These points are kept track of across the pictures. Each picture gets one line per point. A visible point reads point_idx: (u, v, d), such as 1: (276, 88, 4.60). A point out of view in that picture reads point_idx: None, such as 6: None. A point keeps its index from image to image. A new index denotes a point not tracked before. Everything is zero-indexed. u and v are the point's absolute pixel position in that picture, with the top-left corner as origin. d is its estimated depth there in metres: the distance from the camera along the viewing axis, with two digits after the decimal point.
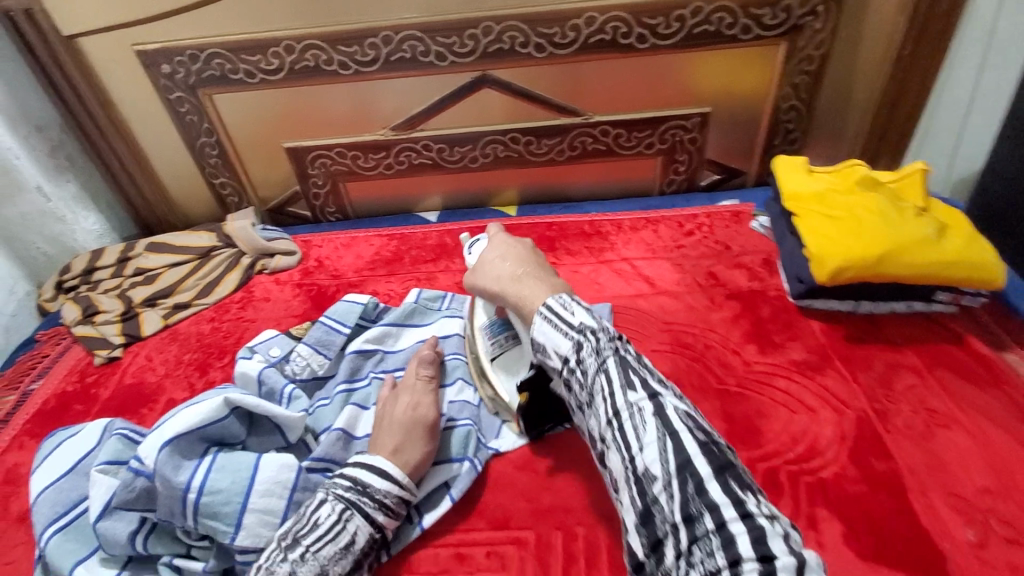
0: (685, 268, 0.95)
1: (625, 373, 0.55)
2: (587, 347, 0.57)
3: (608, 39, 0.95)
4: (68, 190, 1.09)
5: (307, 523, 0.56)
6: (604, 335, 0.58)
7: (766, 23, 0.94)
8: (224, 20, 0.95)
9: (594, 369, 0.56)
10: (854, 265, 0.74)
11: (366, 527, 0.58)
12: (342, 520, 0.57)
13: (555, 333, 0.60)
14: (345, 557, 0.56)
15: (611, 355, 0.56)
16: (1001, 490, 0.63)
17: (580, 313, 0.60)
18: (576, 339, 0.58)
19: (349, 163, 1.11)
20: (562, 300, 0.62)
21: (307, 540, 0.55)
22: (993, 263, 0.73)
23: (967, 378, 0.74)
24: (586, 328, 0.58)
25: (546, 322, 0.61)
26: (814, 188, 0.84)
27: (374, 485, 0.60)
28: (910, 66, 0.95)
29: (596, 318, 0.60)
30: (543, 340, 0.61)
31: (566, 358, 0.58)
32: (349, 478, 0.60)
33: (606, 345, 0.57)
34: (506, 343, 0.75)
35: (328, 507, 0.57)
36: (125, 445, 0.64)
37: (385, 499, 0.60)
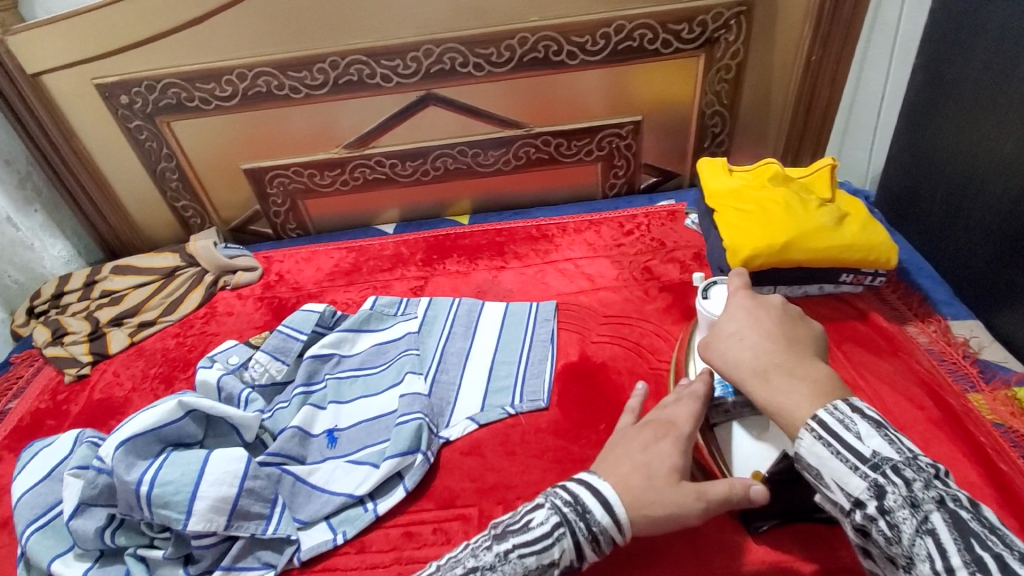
0: (623, 264, 1.02)
1: (963, 538, 0.40)
2: (894, 494, 0.43)
3: (541, 57, 1.03)
4: (36, 220, 1.13)
5: (518, 521, 0.53)
6: (915, 474, 0.43)
7: (684, 37, 1.02)
8: (178, 52, 1.01)
9: (909, 526, 0.42)
10: (763, 253, 0.81)
11: (570, 553, 0.52)
12: (552, 536, 0.51)
13: (836, 464, 0.46)
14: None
15: (935, 510, 0.42)
16: None
17: (873, 438, 0.45)
18: (873, 479, 0.44)
19: (306, 181, 1.17)
20: (840, 413, 0.47)
21: (513, 539, 0.52)
22: (885, 247, 0.82)
23: (870, 349, 0.82)
24: (885, 464, 0.44)
25: (820, 443, 0.46)
26: (731, 185, 0.91)
27: (593, 512, 0.52)
28: (818, 71, 1.05)
29: (896, 444, 0.45)
30: (817, 467, 0.47)
31: (858, 502, 0.45)
32: (570, 492, 0.53)
33: (924, 494, 0.42)
34: (738, 411, 0.62)
35: (544, 513, 0.53)
36: (93, 450, 0.69)
37: (599, 533, 0.52)
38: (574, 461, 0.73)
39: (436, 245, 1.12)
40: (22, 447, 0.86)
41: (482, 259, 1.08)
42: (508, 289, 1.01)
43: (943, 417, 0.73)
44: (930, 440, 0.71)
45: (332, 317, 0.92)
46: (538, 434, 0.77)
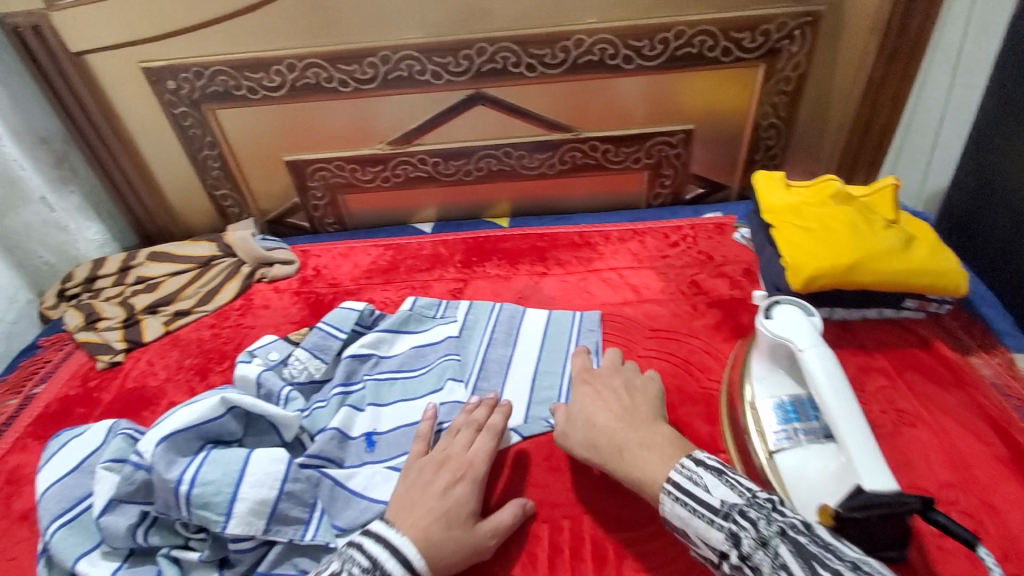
0: (669, 277, 0.99)
1: (809, 564, 0.43)
2: (747, 537, 0.47)
3: (596, 60, 1.00)
4: (71, 201, 1.13)
5: None
6: (759, 513, 0.48)
7: (746, 46, 0.99)
8: (229, 39, 0.99)
9: (766, 563, 0.45)
10: (826, 273, 0.78)
11: None
12: None
13: (696, 521, 0.51)
14: None
15: (781, 543, 0.45)
16: (960, 483, 0.67)
17: (718, 489, 0.52)
18: (727, 528, 0.49)
19: (347, 175, 1.15)
20: (688, 471, 0.54)
21: None
22: (954, 273, 0.78)
23: (933, 380, 0.78)
24: (733, 510, 0.50)
25: (679, 504, 0.53)
26: (789, 201, 0.88)
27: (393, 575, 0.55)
28: (881, 87, 1.01)
29: (738, 489, 0.51)
30: (685, 528, 0.52)
31: (724, 552, 0.49)
32: (368, 558, 0.55)
33: (769, 532, 0.46)
34: (797, 439, 0.64)
35: None
36: (127, 444, 0.67)
37: None
38: None
39: (476, 248, 1.10)
40: (51, 433, 0.84)
41: (523, 264, 1.05)
42: (550, 296, 0.98)
43: (1013, 456, 0.69)
44: (999, 480, 0.67)
45: (371, 317, 0.90)
46: None
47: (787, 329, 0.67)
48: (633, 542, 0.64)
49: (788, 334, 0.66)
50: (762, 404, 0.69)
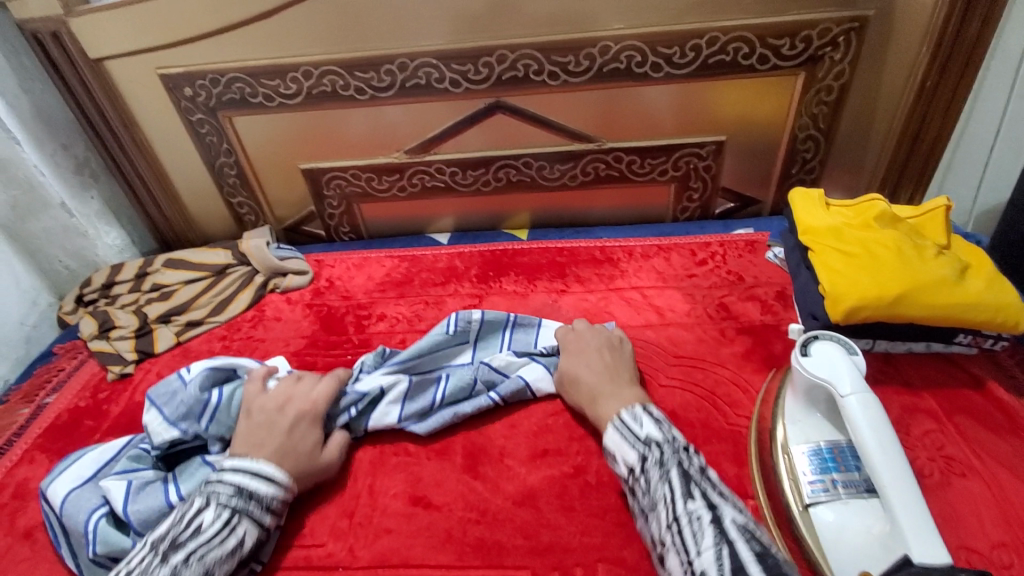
0: (696, 299, 0.93)
1: (688, 484, 0.55)
2: (652, 459, 0.58)
3: (622, 68, 0.95)
4: (91, 207, 1.13)
5: (188, 527, 0.58)
6: (671, 447, 0.59)
7: (784, 54, 0.93)
8: (245, 46, 0.97)
9: (656, 477, 0.57)
10: (869, 304, 0.72)
11: (252, 531, 0.60)
12: (229, 525, 0.58)
13: (623, 442, 0.61)
14: (231, 559, 0.58)
15: (675, 466, 0.57)
16: (1018, 546, 0.60)
17: (650, 427, 0.61)
18: (642, 451, 0.60)
19: (363, 185, 1.13)
20: (635, 412, 0.63)
21: (190, 544, 0.56)
22: (1015, 307, 0.71)
23: (987, 425, 0.71)
24: (652, 441, 0.60)
25: (617, 431, 0.62)
26: (830, 222, 0.81)
27: (261, 491, 0.62)
28: (932, 97, 0.93)
29: (664, 429, 0.62)
30: (611, 446, 0.62)
31: (631, 467, 0.60)
32: (233, 485, 0.61)
33: (671, 457, 0.58)
34: (837, 492, 0.59)
35: (212, 513, 0.58)
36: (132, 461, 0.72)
37: (271, 503, 0.62)
38: (642, 526, 0.65)
39: (492, 261, 1.06)
40: (58, 447, 0.84)
41: (542, 280, 1.01)
42: (568, 316, 0.94)
43: None
44: None
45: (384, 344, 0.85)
46: (601, 489, 0.69)
47: (828, 370, 0.61)
48: None
49: (829, 375, 0.61)
50: (795, 450, 0.63)
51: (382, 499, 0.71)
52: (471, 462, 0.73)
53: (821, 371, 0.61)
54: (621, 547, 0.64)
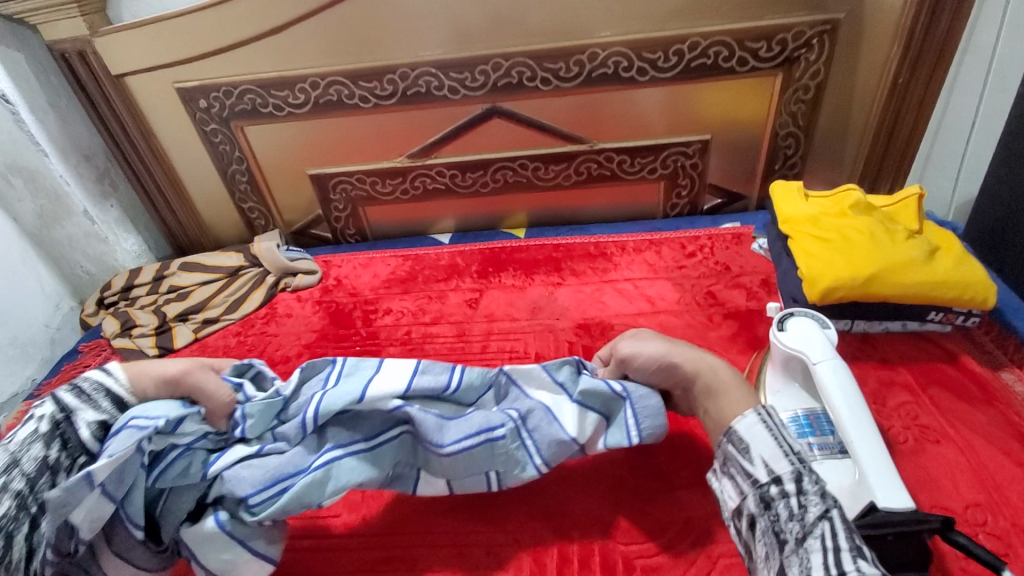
0: (685, 288, 0.98)
1: (853, 537, 0.45)
2: (810, 481, 0.49)
3: (610, 72, 1.01)
4: (111, 214, 1.19)
5: (28, 435, 0.59)
6: (825, 482, 0.50)
7: (762, 56, 0.99)
8: (256, 61, 1.04)
9: (813, 510, 0.47)
10: (843, 285, 0.77)
11: (85, 425, 0.61)
12: (51, 424, 0.59)
13: (773, 444, 0.52)
14: (53, 450, 0.59)
15: (837, 508, 0.47)
16: (988, 504, 0.64)
17: (803, 445, 0.53)
18: (797, 466, 0.50)
19: (368, 188, 1.19)
20: (783, 422, 0.55)
21: (26, 444, 0.58)
22: (982, 284, 0.75)
23: (960, 396, 0.75)
24: (810, 464, 0.51)
25: (767, 428, 0.54)
26: (807, 211, 0.86)
27: (93, 383, 0.63)
28: (905, 93, 0.99)
29: (816, 460, 0.53)
30: (752, 446, 0.53)
31: (778, 478, 0.50)
32: (75, 385, 0.63)
33: (832, 496, 0.48)
34: (813, 454, 0.61)
35: (32, 424, 0.59)
36: None
37: (93, 392, 0.63)
38: (634, 493, 0.70)
39: (492, 258, 1.11)
40: None
41: (539, 274, 1.06)
42: (565, 306, 0.99)
43: None
44: None
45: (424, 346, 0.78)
46: (596, 461, 0.74)
47: (801, 342, 0.66)
48: (643, 555, 0.64)
49: (802, 346, 0.65)
50: (775, 417, 0.67)
51: None
52: None
53: (796, 343, 0.66)
54: (615, 512, 0.68)
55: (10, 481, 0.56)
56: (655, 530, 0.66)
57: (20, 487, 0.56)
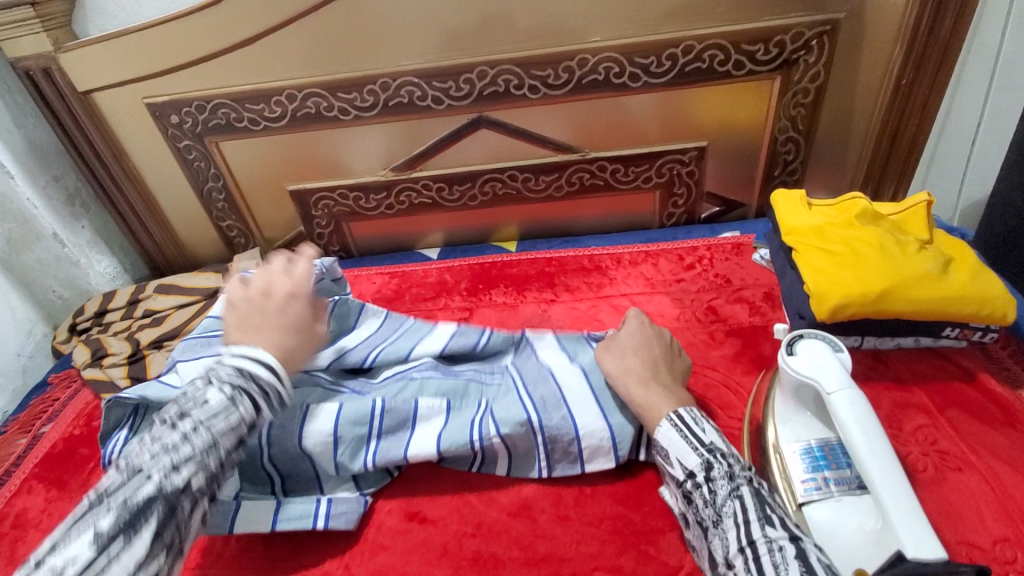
0: (684, 303, 0.94)
1: (762, 506, 0.52)
2: (719, 467, 0.56)
3: (601, 79, 0.97)
4: (83, 236, 1.14)
5: (195, 400, 0.53)
6: (736, 460, 0.57)
7: (759, 58, 0.94)
8: (230, 73, 0.99)
9: (724, 490, 0.54)
10: (853, 302, 0.72)
11: (250, 415, 0.54)
12: (232, 401, 0.53)
13: (682, 443, 0.58)
14: (231, 437, 0.52)
15: (744, 483, 0.54)
16: (1018, 539, 0.59)
17: (712, 431, 0.59)
18: (706, 457, 0.57)
19: (351, 204, 1.14)
20: (691, 412, 0.61)
21: (195, 414, 0.52)
22: (1001, 298, 0.71)
23: (980, 418, 0.70)
24: (717, 448, 0.57)
25: (674, 428, 0.60)
26: (812, 222, 0.82)
27: (259, 373, 0.56)
28: (908, 95, 0.95)
29: (726, 441, 0.59)
30: (668, 448, 0.60)
31: (692, 472, 0.57)
32: (235, 366, 0.56)
33: (740, 472, 0.55)
34: (830, 490, 0.59)
35: (216, 389, 0.53)
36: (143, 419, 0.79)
37: (266, 387, 0.57)
38: (637, 533, 0.65)
39: (482, 274, 1.07)
40: (54, 477, 0.84)
41: (531, 291, 1.01)
42: (559, 325, 0.94)
43: None
44: None
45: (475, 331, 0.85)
46: (595, 498, 0.69)
47: (813, 368, 0.61)
48: None
49: (815, 374, 0.61)
50: (787, 448, 0.63)
51: (376, 516, 0.70)
52: (464, 475, 0.73)
53: (807, 369, 0.61)
54: (617, 555, 0.63)
55: (182, 447, 0.50)
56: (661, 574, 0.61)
57: (214, 467, 0.51)
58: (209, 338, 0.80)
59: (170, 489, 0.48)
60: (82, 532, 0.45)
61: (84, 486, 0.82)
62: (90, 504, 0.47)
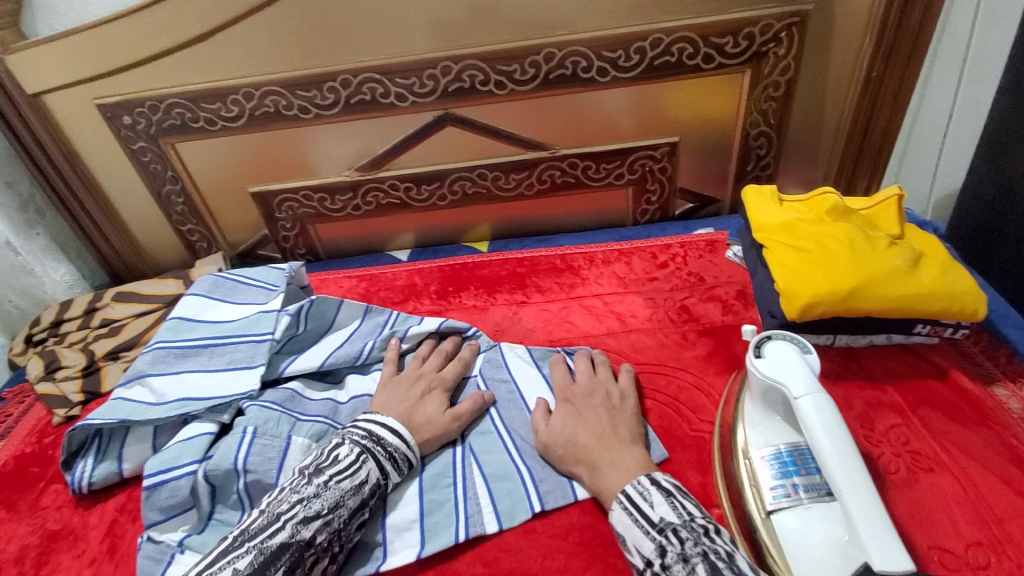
0: (657, 303, 0.92)
1: None
2: (671, 550, 0.52)
3: (568, 74, 0.94)
4: (37, 243, 1.08)
5: (327, 458, 0.61)
6: (689, 533, 0.53)
7: (728, 52, 0.92)
8: (182, 70, 0.95)
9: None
10: (823, 300, 0.70)
11: (376, 474, 0.62)
12: (359, 461, 0.62)
13: (635, 529, 0.55)
14: (357, 494, 0.60)
15: (700, 562, 0.50)
16: (990, 543, 0.58)
17: (661, 506, 0.56)
18: (659, 541, 0.53)
19: (316, 206, 1.10)
20: (642, 486, 0.58)
21: (328, 471, 0.60)
22: (971, 295, 0.69)
23: (952, 417, 0.69)
24: (669, 527, 0.54)
25: (625, 513, 0.57)
26: (783, 218, 0.80)
27: (387, 438, 0.65)
28: (879, 89, 0.94)
29: (680, 510, 0.55)
30: (625, 535, 0.56)
31: (649, 561, 0.53)
32: (364, 429, 0.66)
33: (693, 550, 0.51)
34: (798, 497, 0.57)
35: (346, 447, 0.62)
36: (115, 433, 0.77)
37: (395, 452, 0.65)
38: (605, 544, 0.63)
39: (452, 276, 1.04)
40: (2, 498, 0.80)
41: (501, 293, 0.99)
42: (529, 327, 0.92)
43: None
44: None
45: (415, 343, 0.85)
46: (562, 508, 0.67)
47: (779, 373, 0.59)
48: None
49: (782, 378, 0.59)
50: (757, 456, 0.62)
51: None
52: None
53: (773, 373, 0.60)
54: (584, 568, 0.61)
55: (314, 501, 0.57)
56: None
57: (335, 527, 0.58)
58: (182, 351, 0.80)
59: (298, 542, 0.55)
60: (229, 559, 0.53)
61: (34, 506, 0.78)
62: (235, 537, 0.55)
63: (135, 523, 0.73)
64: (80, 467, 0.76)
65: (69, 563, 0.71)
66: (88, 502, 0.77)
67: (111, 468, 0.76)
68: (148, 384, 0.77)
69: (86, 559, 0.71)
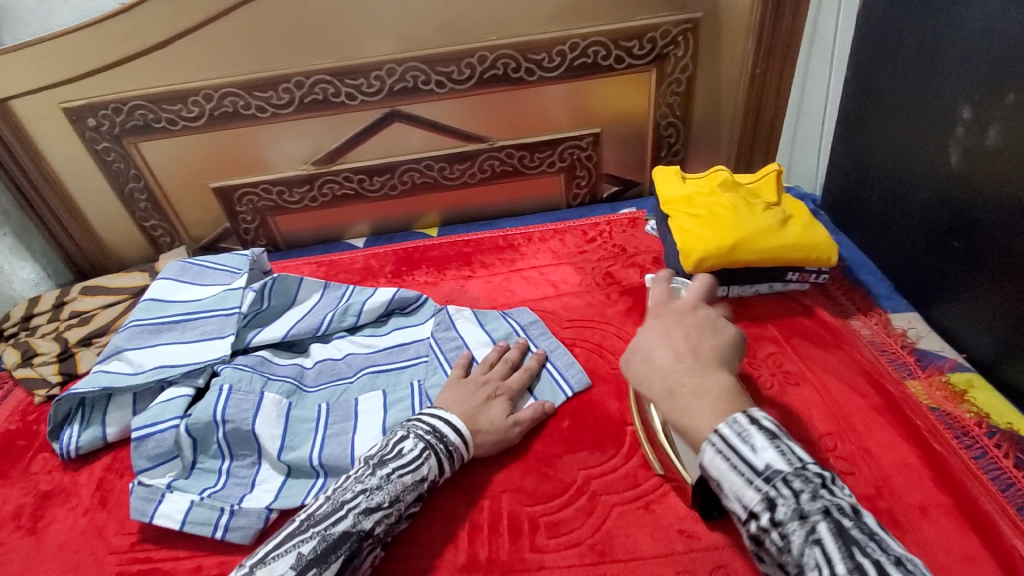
0: (586, 270, 1.06)
1: (848, 548, 0.42)
2: (783, 505, 0.46)
3: (500, 73, 1.08)
4: (4, 244, 1.10)
5: (392, 451, 0.66)
6: (805, 485, 0.46)
7: (635, 53, 1.08)
8: (144, 74, 1.03)
9: (799, 536, 0.44)
10: (712, 254, 0.86)
11: (435, 470, 0.67)
12: (422, 458, 0.66)
13: (734, 477, 0.48)
14: (416, 489, 0.65)
15: (822, 520, 0.44)
16: (839, 432, 0.74)
17: (766, 450, 0.48)
18: (766, 491, 0.47)
19: (275, 198, 1.19)
20: (740, 426, 0.50)
21: (392, 464, 0.65)
22: (825, 245, 0.87)
23: (816, 342, 0.86)
24: (776, 476, 0.47)
25: (721, 457, 0.49)
26: (683, 192, 0.95)
27: (449, 435, 0.69)
28: (764, 82, 1.10)
29: (789, 455, 0.48)
30: (720, 480, 0.49)
31: (753, 512, 0.47)
32: (429, 425, 0.69)
33: (812, 506, 0.45)
34: None
35: (411, 442, 0.67)
36: (97, 403, 0.84)
37: (454, 450, 0.69)
38: (539, 459, 0.75)
39: (405, 257, 1.15)
40: None
41: (450, 269, 1.11)
42: (475, 296, 1.04)
43: (883, 403, 0.76)
44: (873, 427, 0.74)
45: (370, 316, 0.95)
46: None
47: None
48: (547, 513, 0.69)
49: None
50: None
51: None
52: None
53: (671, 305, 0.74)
54: (523, 476, 0.73)
55: (377, 492, 0.62)
56: (558, 488, 0.72)
57: (392, 519, 0.63)
58: (156, 327, 0.88)
59: (359, 530, 0.59)
60: (296, 541, 0.57)
61: (22, 474, 0.84)
62: (302, 520, 0.59)
63: (122, 479, 0.80)
64: (66, 435, 0.83)
65: (61, 517, 0.77)
66: (74, 465, 0.83)
67: (96, 433, 0.83)
68: (126, 358, 0.84)
69: (78, 511, 0.78)
